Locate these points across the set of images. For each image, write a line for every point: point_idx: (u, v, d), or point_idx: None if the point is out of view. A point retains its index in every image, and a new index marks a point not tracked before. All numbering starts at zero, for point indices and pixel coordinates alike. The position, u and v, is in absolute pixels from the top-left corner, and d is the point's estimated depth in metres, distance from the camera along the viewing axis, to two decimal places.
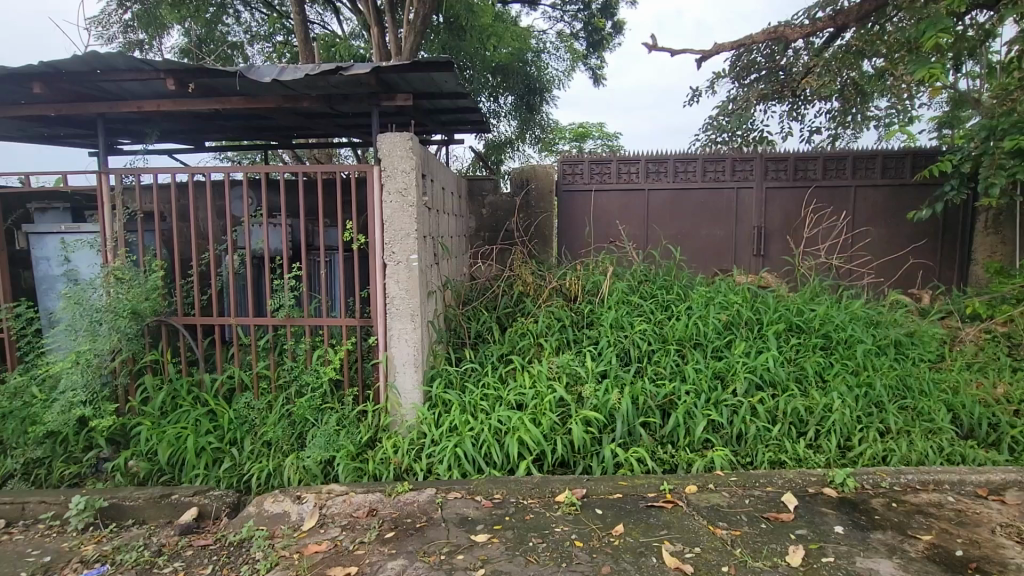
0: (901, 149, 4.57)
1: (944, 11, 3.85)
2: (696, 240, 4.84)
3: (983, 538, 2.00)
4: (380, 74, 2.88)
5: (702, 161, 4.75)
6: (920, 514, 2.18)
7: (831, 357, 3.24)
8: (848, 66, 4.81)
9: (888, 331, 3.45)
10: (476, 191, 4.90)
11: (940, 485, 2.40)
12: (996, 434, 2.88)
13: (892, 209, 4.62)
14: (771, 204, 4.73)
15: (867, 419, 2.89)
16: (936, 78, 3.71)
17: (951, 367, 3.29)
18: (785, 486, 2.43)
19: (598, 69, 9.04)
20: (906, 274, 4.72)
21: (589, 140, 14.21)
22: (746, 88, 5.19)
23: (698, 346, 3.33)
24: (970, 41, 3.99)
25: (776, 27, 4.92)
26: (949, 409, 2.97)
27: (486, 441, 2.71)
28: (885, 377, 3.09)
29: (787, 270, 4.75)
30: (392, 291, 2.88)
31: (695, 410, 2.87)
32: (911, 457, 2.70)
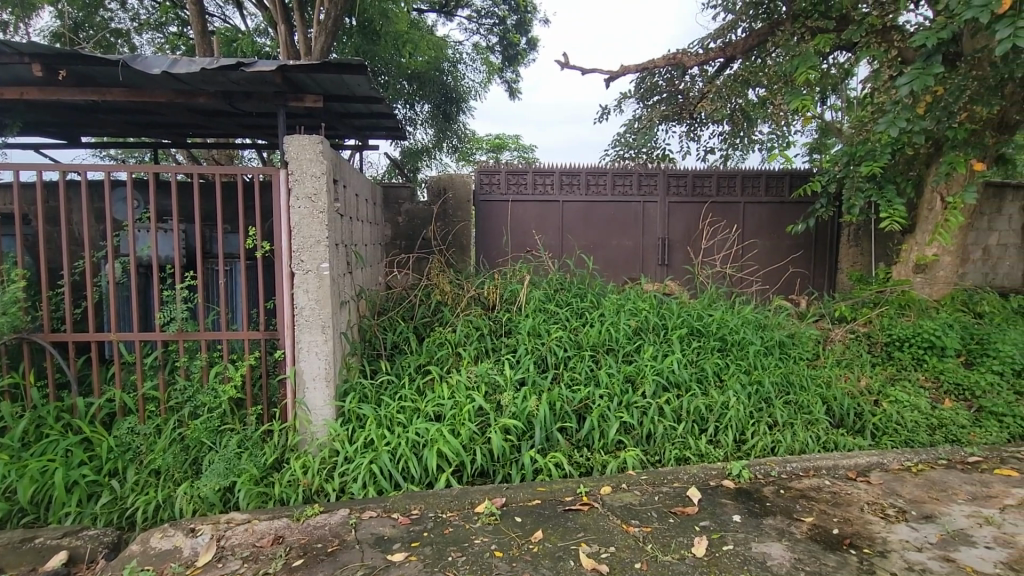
0: (781, 170, 5.11)
1: (813, 50, 4.38)
2: (607, 250, 5.07)
3: (854, 516, 2.26)
4: (286, 73, 2.73)
5: (611, 175, 5.00)
6: (803, 499, 2.42)
7: (728, 358, 3.52)
8: (737, 94, 5.30)
9: (774, 333, 3.82)
10: (392, 198, 4.81)
11: (818, 471, 2.69)
12: (862, 422, 3.27)
13: (775, 224, 5.14)
14: (674, 217, 5.07)
15: (758, 413, 3.17)
16: (808, 109, 4.20)
17: (825, 364, 3.71)
18: (689, 481, 2.60)
19: (514, 83, 9.25)
20: (788, 281, 5.27)
21: (507, 152, 14.51)
22: (649, 109, 5.57)
23: (611, 352, 3.48)
24: (834, 78, 4.58)
25: (675, 54, 5.32)
26: (825, 402, 3.34)
27: (404, 455, 2.64)
28: (773, 375, 3.41)
29: (688, 278, 5.12)
30: (301, 303, 2.73)
31: (609, 412, 2.99)
32: (795, 446, 3.00)
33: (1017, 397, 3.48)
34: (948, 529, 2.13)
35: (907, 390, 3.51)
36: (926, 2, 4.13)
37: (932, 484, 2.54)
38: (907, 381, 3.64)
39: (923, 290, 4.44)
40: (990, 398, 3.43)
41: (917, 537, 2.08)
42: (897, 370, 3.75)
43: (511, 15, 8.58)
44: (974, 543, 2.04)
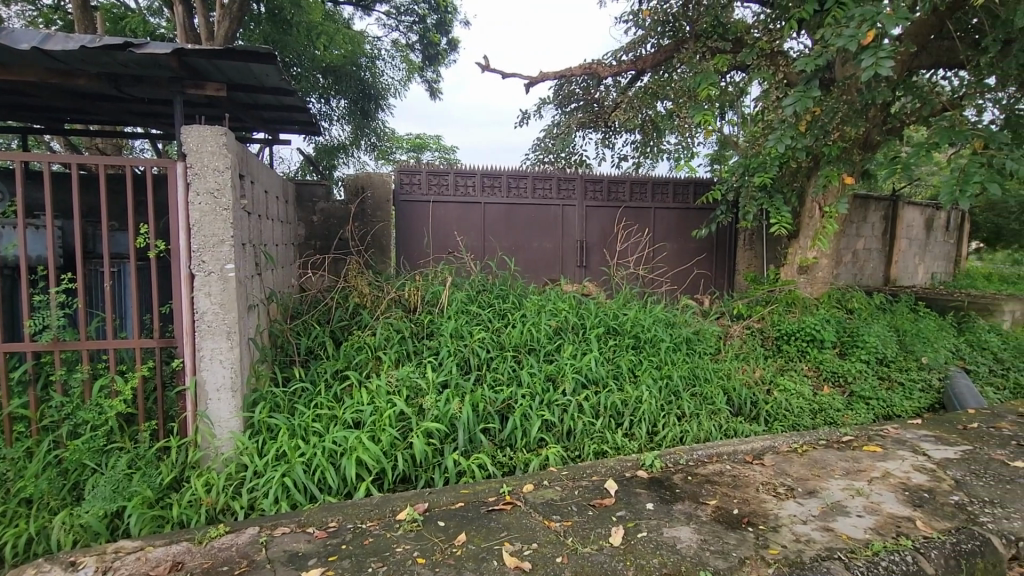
0: (686, 179, 5.49)
1: (714, 69, 4.76)
2: (528, 252, 5.16)
3: (751, 496, 2.48)
4: (184, 57, 2.51)
5: (532, 178, 5.10)
6: (708, 483, 2.61)
7: (641, 355, 3.72)
8: (648, 105, 5.52)
9: (681, 329, 4.10)
10: (306, 196, 4.59)
11: (721, 457, 2.92)
12: (757, 409, 3.59)
13: (682, 229, 5.51)
14: (591, 220, 5.27)
15: (668, 406, 3.38)
16: (709, 123, 4.56)
17: (725, 357, 4.03)
18: (607, 474, 2.72)
19: (434, 82, 9.18)
20: (693, 282, 5.65)
21: (428, 152, 14.37)
22: (567, 116, 5.94)
23: (532, 351, 3.55)
24: (731, 95, 5.01)
25: (591, 64, 5.57)
26: (726, 393, 3.63)
27: (320, 466, 2.52)
28: (681, 369, 3.65)
29: (605, 279, 5.34)
30: (203, 307, 2.52)
31: (531, 411, 3.05)
32: (700, 434, 3.22)
33: (880, 382, 3.99)
34: (828, 503, 2.39)
35: (793, 378, 3.90)
36: (805, 31, 4.64)
37: (814, 463, 2.84)
38: (794, 371, 4.04)
39: (806, 289, 4.96)
40: (859, 384, 3.91)
41: (803, 512, 2.31)
42: (785, 362, 4.16)
43: (431, 15, 8.47)
44: (848, 513, 2.30)
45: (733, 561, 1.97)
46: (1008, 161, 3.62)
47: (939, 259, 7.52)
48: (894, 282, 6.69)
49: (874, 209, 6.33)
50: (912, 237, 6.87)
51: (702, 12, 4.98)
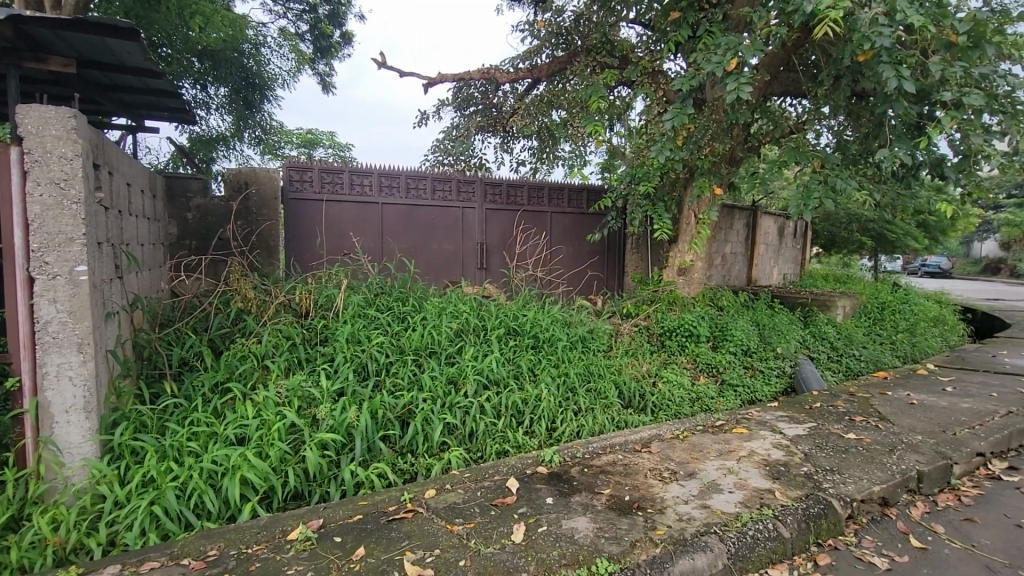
0: (580, 185, 5.77)
1: (604, 83, 5.07)
2: (428, 254, 5.10)
3: (640, 482, 2.66)
4: (20, 25, 2.16)
5: (431, 180, 5.05)
6: (602, 473, 2.76)
7: (540, 354, 3.85)
8: (543, 113, 5.82)
9: (577, 329, 4.30)
10: (178, 191, 4.14)
11: (614, 448, 3.11)
12: (645, 401, 3.87)
13: (576, 233, 5.78)
14: (490, 223, 5.33)
15: (566, 402, 3.52)
16: (599, 133, 4.82)
17: (616, 354, 4.30)
18: (508, 473, 2.77)
19: (327, 76, 8.76)
20: (587, 283, 5.93)
21: (320, 148, 13.67)
22: (466, 119, 6.02)
23: (433, 354, 3.51)
24: (619, 109, 5.38)
25: (489, 69, 5.66)
26: (617, 387, 3.87)
27: (197, 489, 2.28)
28: (577, 367, 3.83)
29: (504, 281, 5.42)
30: (45, 317, 2.16)
31: (432, 415, 3.01)
32: (595, 428, 3.39)
33: (745, 370, 4.50)
34: (705, 482, 2.65)
35: (675, 371, 4.26)
36: (681, 55, 5.11)
37: (693, 447, 3.12)
38: (675, 364, 4.41)
39: (685, 288, 5.45)
40: (729, 373, 4.36)
41: (685, 493, 2.53)
42: (668, 356, 4.52)
43: (322, 5, 8.05)
44: (722, 490, 2.56)
45: (625, 545, 2.10)
46: (840, 180, 4.27)
47: (789, 262, 8.66)
48: (755, 282, 7.58)
49: (739, 218, 7.13)
50: (768, 242, 7.83)
51: (593, 28, 5.30)
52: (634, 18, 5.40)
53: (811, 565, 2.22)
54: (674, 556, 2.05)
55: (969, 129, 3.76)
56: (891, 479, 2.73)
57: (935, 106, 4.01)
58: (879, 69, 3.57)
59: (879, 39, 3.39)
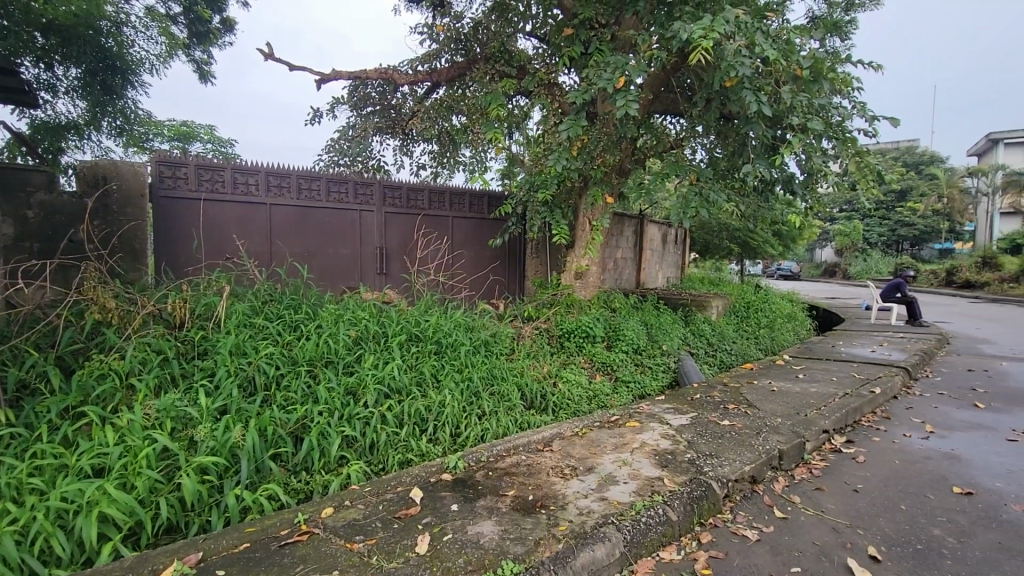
0: (481, 191, 5.82)
1: (503, 91, 5.16)
2: (322, 259, 4.83)
3: (543, 480, 2.74)
4: None
5: (325, 180, 4.80)
6: (506, 476, 2.80)
7: (443, 359, 3.81)
8: (442, 117, 5.83)
9: (479, 334, 4.33)
10: (13, 185, 3.53)
11: (517, 449, 3.16)
12: (546, 401, 3.98)
13: (478, 238, 5.81)
14: (389, 227, 5.19)
15: (470, 407, 3.52)
16: (499, 139, 4.88)
17: (518, 357, 4.39)
18: (411, 483, 2.70)
19: (204, 64, 7.99)
20: (489, 288, 5.98)
21: (196, 143, 12.44)
22: (363, 119, 5.79)
23: (330, 364, 3.33)
24: (517, 117, 5.53)
25: (386, 69, 5.50)
26: (520, 389, 3.95)
27: (41, 533, 1.95)
28: (480, 371, 3.84)
29: (405, 286, 5.30)
30: None
31: (329, 429, 2.85)
32: (499, 431, 3.42)
33: (636, 367, 4.81)
34: (602, 476, 2.79)
35: (573, 371, 4.44)
36: (575, 69, 5.38)
37: (591, 443, 3.28)
38: (574, 364, 4.60)
39: (581, 291, 5.71)
40: (621, 370, 4.64)
41: (584, 487, 2.65)
42: (567, 357, 4.70)
43: None
44: (617, 482, 2.72)
45: (530, 544, 2.14)
46: (713, 192, 4.74)
47: (671, 266, 9.44)
48: (643, 285, 8.16)
49: (628, 225, 7.65)
50: (653, 248, 8.49)
51: (492, 37, 5.40)
52: (530, 31, 5.59)
53: (695, 543, 2.43)
54: (576, 549, 2.13)
55: (812, 152, 4.37)
56: (758, 459, 3.08)
57: (785, 131, 4.61)
58: (743, 95, 4.04)
59: (742, 68, 3.83)
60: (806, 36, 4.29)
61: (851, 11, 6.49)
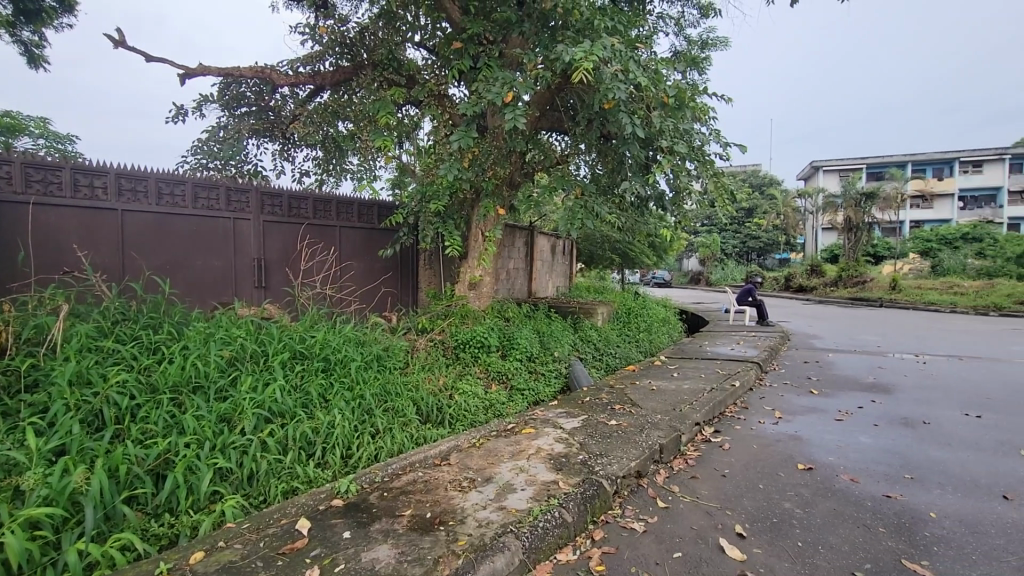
0: (370, 200, 5.63)
1: (392, 99, 5.05)
2: (189, 272, 4.34)
3: (441, 496, 2.68)
4: None
5: (191, 185, 4.32)
6: (402, 495, 2.70)
7: (332, 377, 3.60)
8: (327, 123, 5.58)
9: (371, 348, 4.15)
10: None
11: (413, 466, 3.08)
12: (442, 414, 3.92)
13: (368, 248, 5.60)
14: (268, 237, 4.81)
15: (362, 426, 3.35)
16: (388, 148, 4.74)
17: (413, 370, 4.29)
18: (297, 514, 2.50)
19: (36, 48, 6.90)
20: (381, 300, 5.78)
21: (25, 137, 10.63)
22: (236, 120, 5.35)
23: (198, 390, 2.99)
24: (408, 127, 5.46)
25: (263, 68, 5.15)
26: (415, 403, 3.86)
27: None
28: (373, 387, 3.69)
29: (288, 300, 4.94)
30: None
31: (199, 462, 2.55)
32: (394, 448, 3.30)
33: (530, 374, 4.93)
34: (500, 485, 2.81)
35: (469, 381, 4.42)
36: (465, 83, 5.43)
37: (488, 452, 3.29)
38: (469, 374, 4.60)
39: (475, 302, 5.75)
40: (516, 378, 4.73)
41: (483, 498, 2.65)
42: (462, 367, 4.68)
43: None
44: (515, 489, 2.75)
45: (429, 564, 2.08)
46: (596, 206, 5.06)
47: (560, 276, 9.87)
48: (535, 294, 8.44)
49: (519, 236, 7.86)
50: (544, 259, 8.82)
51: (379, 44, 5.29)
52: (418, 41, 5.56)
53: (589, 541, 2.53)
54: (475, 563, 2.11)
55: (679, 172, 4.85)
56: (642, 454, 3.30)
57: (656, 152, 5.06)
58: (620, 118, 4.37)
59: (619, 92, 4.15)
60: (671, 68, 4.76)
61: (705, 49, 7.34)
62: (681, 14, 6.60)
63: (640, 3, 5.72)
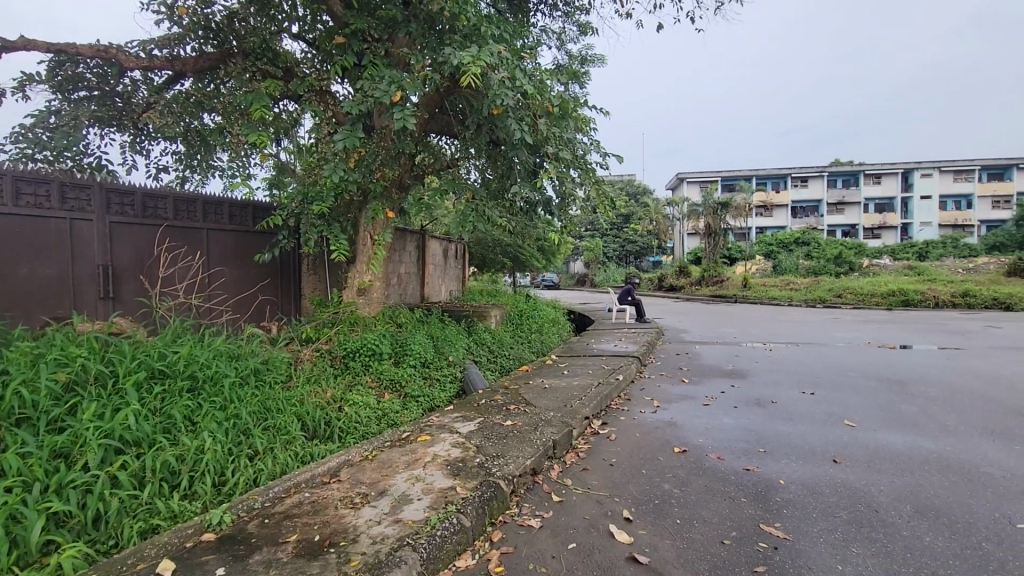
0: (243, 200, 5.16)
1: (267, 92, 4.68)
2: (10, 282, 3.63)
3: (330, 516, 2.52)
4: None
5: (12, 179, 3.63)
6: (287, 519, 2.49)
7: (200, 397, 3.22)
8: (190, 114, 5.02)
9: (247, 362, 3.80)
10: None
11: (298, 487, 2.86)
12: (331, 429, 3.68)
13: (241, 253, 5.11)
14: (117, 240, 4.19)
15: (237, 448, 3.05)
16: (264, 144, 4.37)
17: (296, 383, 4.00)
18: (158, 555, 2.19)
19: None
20: (257, 310, 5.30)
21: None
22: (73, 105, 4.62)
23: (23, 424, 2.52)
24: (286, 123, 5.09)
25: (107, 47, 4.49)
26: (299, 419, 3.60)
27: None
28: (249, 405, 3.37)
29: (144, 313, 4.35)
30: None
31: (25, 509, 2.14)
32: (276, 470, 3.03)
33: (424, 380, 4.83)
34: (395, 497, 2.71)
35: (360, 392, 4.21)
36: (348, 79, 5.19)
37: (382, 464, 3.16)
38: (360, 384, 4.39)
39: (365, 308, 5.51)
40: (410, 386, 4.60)
41: (377, 513, 2.53)
42: (352, 377, 4.45)
43: None
44: (411, 500, 2.67)
45: None
46: (487, 210, 5.11)
47: (453, 279, 9.82)
48: (427, 299, 8.29)
49: (409, 240, 7.68)
50: (435, 263, 8.71)
51: (250, 32, 4.87)
52: (296, 33, 5.22)
53: (488, 544, 2.53)
54: None
55: (564, 178, 5.07)
56: (537, 452, 3.39)
57: (543, 159, 5.23)
58: (508, 123, 4.46)
59: (506, 99, 4.24)
60: (554, 79, 4.97)
61: (584, 65, 7.77)
62: (562, 29, 6.92)
63: (524, 15, 5.90)
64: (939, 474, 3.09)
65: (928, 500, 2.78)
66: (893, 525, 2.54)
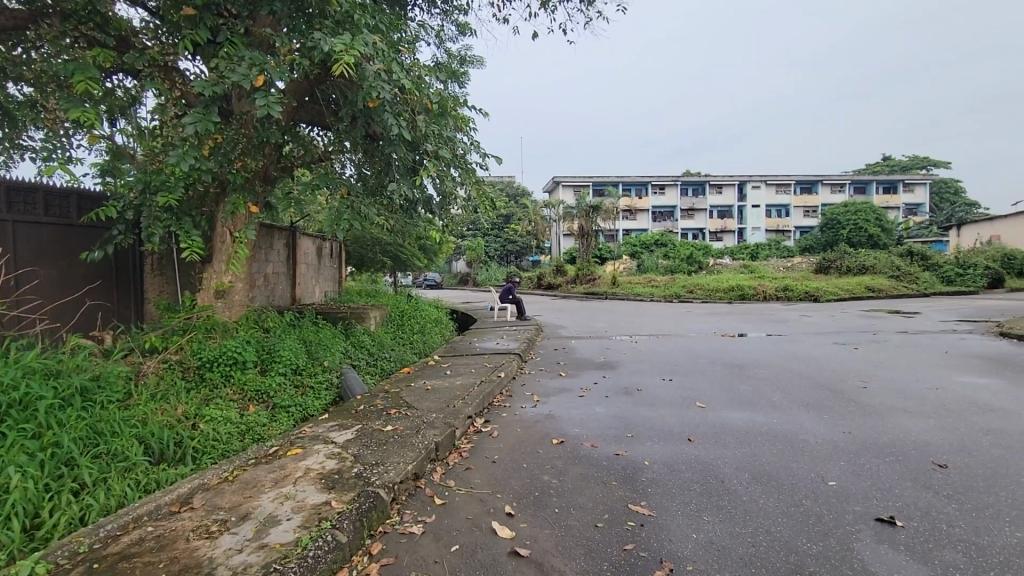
0: (65, 188, 4.38)
1: (95, 63, 4.00)
2: None
3: (180, 550, 2.22)
4: None
5: None
6: (123, 561, 2.15)
7: (3, 426, 2.66)
8: None
9: (69, 380, 3.21)
10: None
11: (139, 521, 2.48)
12: (182, 450, 3.25)
13: (60, 251, 4.31)
14: None
15: (57, 483, 2.57)
16: (91, 123, 3.71)
17: (138, 402, 3.47)
18: None
19: None
20: (84, 318, 4.50)
21: None
22: None
23: None
24: (121, 100, 4.42)
25: None
26: (141, 442, 3.12)
27: None
28: (73, 431, 2.86)
29: None
30: None
31: None
32: (110, 504, 2.59)
33: (296, 389, 4.47)
34: (261, 520, 2.47)
35: (219, 407, 3.77)
36: (201, 58, 4.63)
37: (245, 485, 2.86)
38: (218, 398, 3.93)
39: (224, 313, 4.97)
40: (280, 396, 4.22)
41: (238, 540, 2.29)
42: (209, 391, 3.97)
43: None
44: (279, 521, 2.46)
45: None
46: (364, 207, 4.89)
47: (328, 280, 9.25)
48: (299, 301, 7.71)
49: (277, 238, 7.07)
50: (308, 262, 8.12)
51: None
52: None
53: (366, 558, 2.41)
54: None
55: (444, 177, 5.03)
56: (418, 456, 3.31)
57: (423, 157, 5.15)
58: (385, 118, 4.32)
59: (383, 92, 4.10)
60: (433, 75, 4.91)
61: (464, 65, 7.80)
62: (441, 27, 6.86)
63: (401, 8, 5.76)
64: (769, 444, 3.61)
65: (761, 467, 3.22)
66: (735, 492, 2.90)
